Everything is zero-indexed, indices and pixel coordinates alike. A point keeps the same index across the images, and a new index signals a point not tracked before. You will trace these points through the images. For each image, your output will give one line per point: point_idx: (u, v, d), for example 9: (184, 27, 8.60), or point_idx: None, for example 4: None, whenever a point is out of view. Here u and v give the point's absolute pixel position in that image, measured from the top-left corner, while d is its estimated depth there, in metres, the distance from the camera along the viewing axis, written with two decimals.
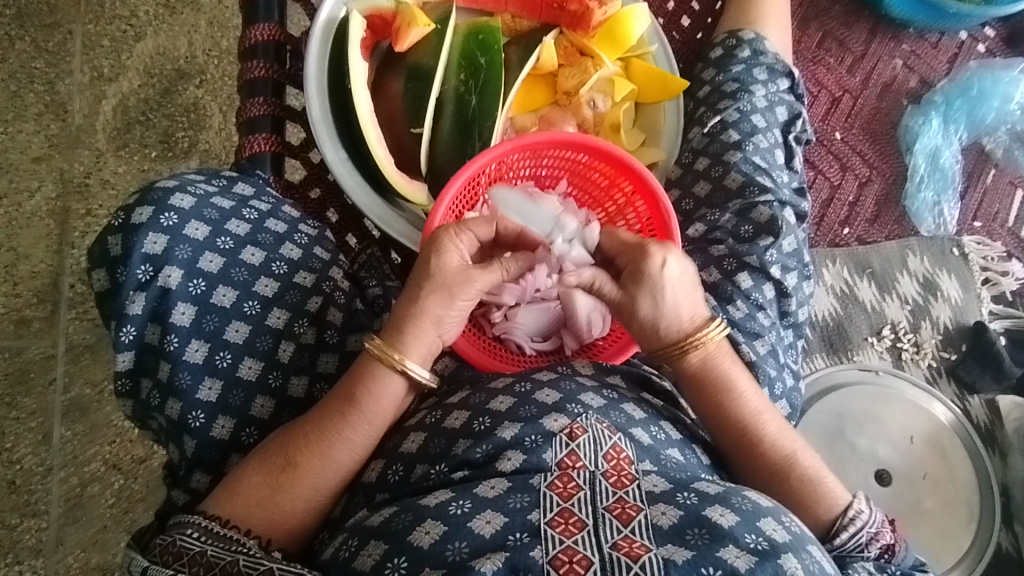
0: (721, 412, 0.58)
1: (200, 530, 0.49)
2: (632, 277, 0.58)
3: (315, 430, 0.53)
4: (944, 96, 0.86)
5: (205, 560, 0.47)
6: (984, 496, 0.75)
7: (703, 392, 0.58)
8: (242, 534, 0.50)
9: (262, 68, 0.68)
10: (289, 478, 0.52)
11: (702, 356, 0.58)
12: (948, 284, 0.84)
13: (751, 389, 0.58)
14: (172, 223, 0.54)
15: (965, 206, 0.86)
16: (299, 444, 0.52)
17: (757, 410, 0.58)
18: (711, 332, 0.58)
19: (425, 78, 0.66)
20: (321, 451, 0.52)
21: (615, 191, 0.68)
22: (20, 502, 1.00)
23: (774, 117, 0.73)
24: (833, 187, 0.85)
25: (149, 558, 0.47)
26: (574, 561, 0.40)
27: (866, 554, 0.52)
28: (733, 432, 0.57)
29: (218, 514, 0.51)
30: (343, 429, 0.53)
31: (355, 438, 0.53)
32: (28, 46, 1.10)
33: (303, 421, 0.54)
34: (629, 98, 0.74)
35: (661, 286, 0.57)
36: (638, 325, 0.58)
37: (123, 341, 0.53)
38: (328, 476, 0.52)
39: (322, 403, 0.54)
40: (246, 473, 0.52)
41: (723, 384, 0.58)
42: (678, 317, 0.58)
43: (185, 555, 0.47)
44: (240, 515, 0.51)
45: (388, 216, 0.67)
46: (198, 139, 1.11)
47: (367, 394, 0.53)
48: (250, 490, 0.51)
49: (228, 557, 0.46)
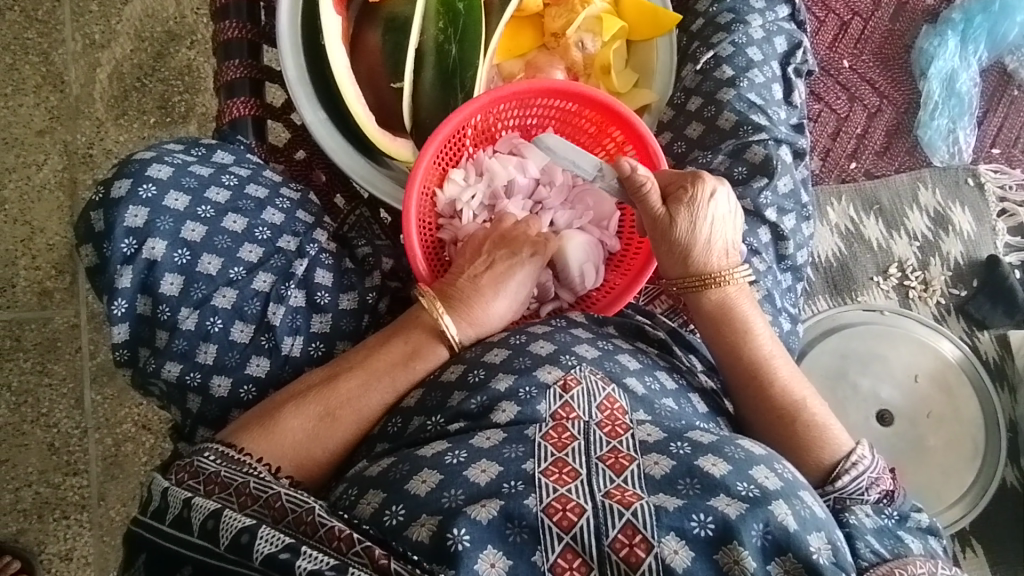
0: (738, 354, 0.58)
1: (217, 454, 0.50)
2: (676, 200, 0.56)
3: (357, 381, 0.55)
4: (964, 13, 0.80)
5: (219, 480, 0.47)
6: (990, 433, 0.74)
7: (725, 334, 0.58)
8: (254, 459, 0.50)
9: (236, 29, 0.66)
10: (327, 426, 0.53)
11: (730, 297, 0.58)
12: (960, 217, 0.81)
13: (769, 337, 0.59)
14: (151, 195, 0.55)
15: (984, 131, 0.81)
16: (339, 395, 0.54)
17: (776, 357, 0.58)
18: (740, 273, 0.58)
19: (402, 29, 0.63)
20: (358, 402, 0.54)
21: (604, 139, 0.65)
22: (62, 461, 1.06)
23: (772, 49, 0.69)
24: (840, 120, 0.81)
25: (166, 477, 0.48)
26: (567, 509, 0.41)
27: (867, 496, 0.51)
28: (752, 374, 0.57)
29: (243, 446, 0.51)
30: (381, 381, 0.55)
31: (390, 393, 0.55)
32: (18, 16, 1.09)
33: (343, 372, 0.56)
34: (619, 37, 0.69)
35: (706, 216, 0.56)
36: (674, 249, 0.57)
37: (116, 314, 0.54)
38: (359, 427, 0.54)
39: (360, 357, 0.56)
40: (285, 417, 0.53)
41: (747, 327, 0.58)
42: (713, 249, 0.58)
43: (201, 473, 0.48)
44: (266, 449, 0.52)
45: (372, 175, 0.66)
46: (195, 103, 1.10)
47: (401, 342, 0.57)
48: (287, 433, 0.52)
49: (240, 479, 0.47)
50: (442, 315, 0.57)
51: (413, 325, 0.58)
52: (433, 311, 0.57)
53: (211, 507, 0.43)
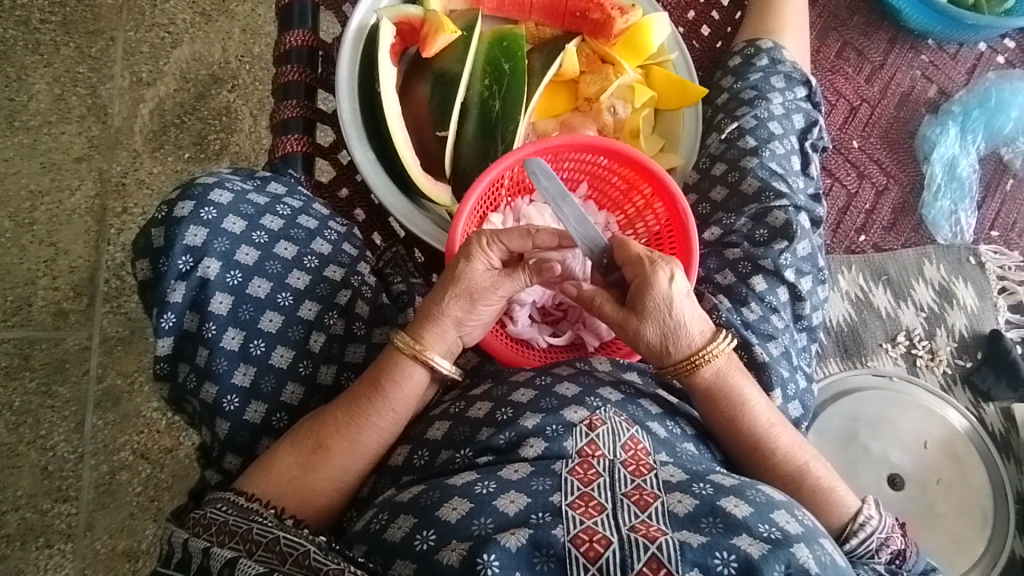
0: (735, 428, 0.56)
1: (228, 504, 0.51)
2: (639, 292, 0.54)
3: (344, 414, 0.54)
4: (962, 106, 0.87)
5: (227, 529, 0.48)
6: (998, 503, 0.77)
7: (713, 410, 0.56)
8: (261, 504, 0.51)
9: (296, 72, 0.71)
10: (321, 459, 0.53)
11: (711, 373, 0.55)
12: (964, 293, 0.85)
13: (761, 404, 0.56)
14: (211, 217, 0.57)
15: (983, 215, 0.87)
16: (330, 427, 0.54)
17: (768, 422, 0.56)
18: (716, 347, 0.55)
19: (451, 83, 0.68)
20: (350, 433, 0.54)
21: (634, 194, 0.69)
22: (53, 487, 1.03)
23: (790, 124, 0.75)
24: (850, 196, 0.86)
25: (183, 530, 0.50)
26: (594, 540, 0.39)
27: (878, 559, 0.52)
28: (743, 446, 0.56)
29: (247, 491, 0.52)
30: (369, 414, 0.54)
31: (380, 422, 0.54)
32: (72, 52, 1.15)
33: (333, 405, 0.55)
34: (649, 105, 0.75)
35: (669, 305, 0.54)
36: (647, 344, 0.55)
37: (163, 327, 0.56)
38: (355, 457, 0.54)
39: (351, 389, 0.56)
40: (279, 454, 0.54)
41: (731, 402, 0.56)
42: (687, 333, 0.55)
43: (212, 524, 0.49)
44: (273, 493, 0.52)
45: (414, 215, 0.70)
46: (230, 142, 1.15)
47: (392, 383, 0.55)
48: (282, 469, 0.53)
49: (245, 525, 0.48)
50: (431, 357, 0.55)
51: (397, 365, 0.55)
52: (417, 354, 0.55)
53: (223, 556, 0.45)
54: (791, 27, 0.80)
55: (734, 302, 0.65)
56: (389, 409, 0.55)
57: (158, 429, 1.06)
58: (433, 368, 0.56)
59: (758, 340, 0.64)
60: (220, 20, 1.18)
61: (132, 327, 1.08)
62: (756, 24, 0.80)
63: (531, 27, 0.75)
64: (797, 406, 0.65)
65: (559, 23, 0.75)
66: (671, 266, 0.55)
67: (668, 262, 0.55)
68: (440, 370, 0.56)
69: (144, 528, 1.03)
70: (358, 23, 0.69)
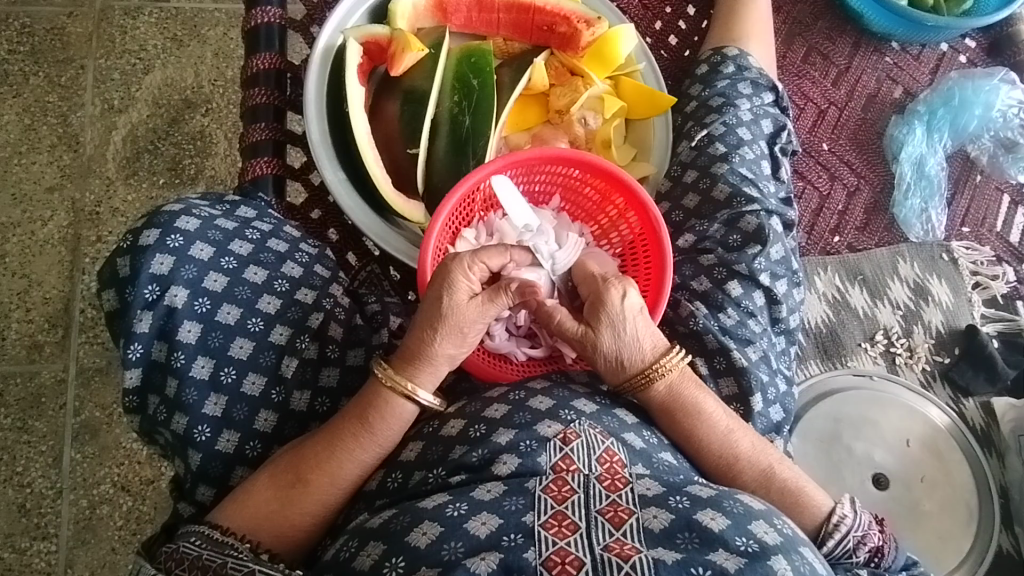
0: (698, 441, 0.56)
1: (201, 538, 0.49)
2: (595, 309, 0.56)
3: (326, 448, 0.53)
4: (928, 106, 0.88)
5: (201, 564, 0.47)
6: (982, 498, 0.79)
7: (669, 425, 0.56)
8: (235, 538, 0.50)
9: (264, 95, 0.71)
10: (299, 493, 0.52)
11: (663, 389, 0.56)
12: (938, 289, 0.88)
13: (717, 410, 0.57)
14: (178, 244, 0.56)
15: (953, 212, 0.89)
16: (309, 461, 0.53)
17: (724, 429, 0.56)
18: (669, 362, 0.56)
19: (420, 101, 0.68)
20: (331, 468, 0.53)
21: (608, 206, 0.69)
22: (31, 525, 1.01)
23: (759, 129, 0.75)
24: (822, 197, 0.86)
25: (154, 566, 0.49)
26: (566, 562, 0.39)
27: (855, 559, 0.53)
28: (704, 458, 0.56)
29: (222, 524, 0.51)
30: (353, 449, 0.53)
31: (364, 458, 0.53)
32: (41, 81, 1.14)
33: (315, 437, 0.54)
34: (619, 115, 0.75)
35: (622, 322, 0.56)
36: (602, 359, 0.56)
37: (131, 358, 0.55)
38: (335, 492, 0.53)
39: (333, 422, 0.54)
40: (257, 486, 0.53)
41: (687, 414, 0.56)
42: (639, 348, 0.56)
43: (185, 559, 0.48)
44: (250, 527, 0.51)
45: (387, 234, 0.69)
46: (204, 165, 1.14)
47: (378, 416, 0.54)
48: (259, 502, 0.52)
49: (219, 560, 0.47)
50: (416, 390, 0.54)
51: (381, 399, 0.54)
52: (403, 388, 0.54)
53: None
54: (756, 34, 0.81)
55: (711, 308, 0.65)
56: (372, 444, 0.54)
57: (138, 460, 1.04)
58: (418, 402, 0.54)
59: (736, 345, 0.64)
60: (192, 44, 1.17)
61: (108, 357, 1.06)
62: (722, 32, 0.81)
63: (500, 43, 0.76)
64: (778, 410, 0.65)
65: (528, 37, 0.75)
66: (625, 285, 0.57)
67: (622, 281, 0.57)
68: (425, 404, 0.55)
69: (125, 563, 1.01)
70: (324, 44, 0.68)
